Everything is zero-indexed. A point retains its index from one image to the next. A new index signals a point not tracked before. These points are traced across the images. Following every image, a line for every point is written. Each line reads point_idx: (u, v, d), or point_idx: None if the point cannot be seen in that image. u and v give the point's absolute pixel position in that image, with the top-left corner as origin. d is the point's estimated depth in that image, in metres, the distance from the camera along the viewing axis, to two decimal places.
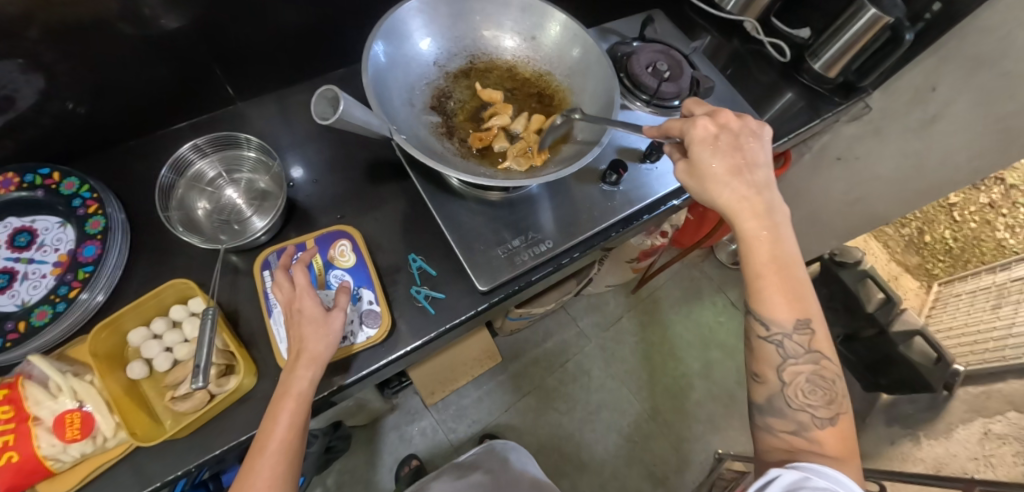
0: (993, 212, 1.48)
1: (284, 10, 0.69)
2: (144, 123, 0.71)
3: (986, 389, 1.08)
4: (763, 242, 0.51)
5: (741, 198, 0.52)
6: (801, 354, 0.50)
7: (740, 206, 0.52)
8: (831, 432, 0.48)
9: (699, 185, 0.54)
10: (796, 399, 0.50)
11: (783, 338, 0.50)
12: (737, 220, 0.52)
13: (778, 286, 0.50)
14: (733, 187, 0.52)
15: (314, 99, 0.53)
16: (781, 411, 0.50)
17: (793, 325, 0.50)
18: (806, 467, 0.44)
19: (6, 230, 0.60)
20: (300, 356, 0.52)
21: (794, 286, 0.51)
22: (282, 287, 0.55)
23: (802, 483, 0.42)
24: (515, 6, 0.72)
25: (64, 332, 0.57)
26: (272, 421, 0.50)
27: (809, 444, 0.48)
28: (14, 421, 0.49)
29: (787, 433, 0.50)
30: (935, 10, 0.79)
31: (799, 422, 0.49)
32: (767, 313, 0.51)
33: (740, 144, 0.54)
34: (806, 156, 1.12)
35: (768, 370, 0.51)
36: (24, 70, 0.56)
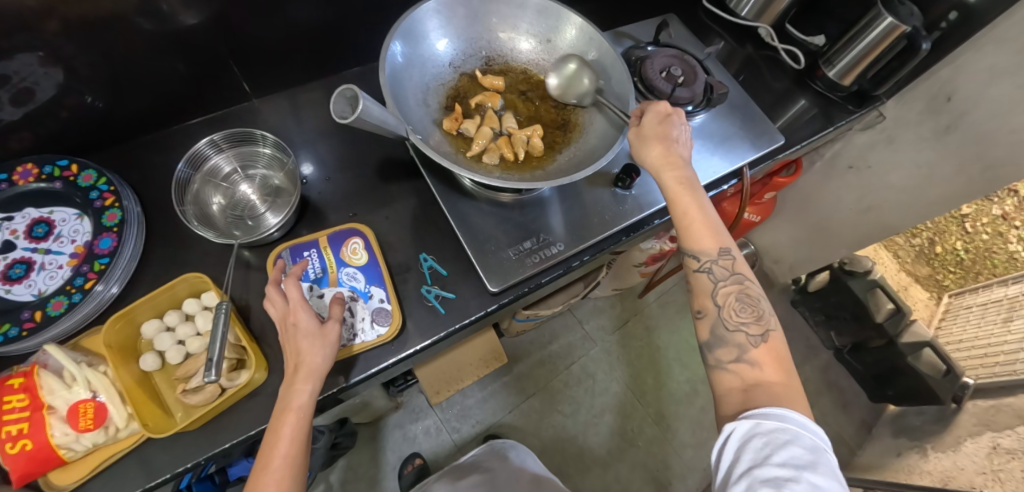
0: (1004, 223, 1.48)
1: (301, 8, 0.70)
2: (161, 117, 0.72)
3: (995, 402, 1.07)
4: (683, 188, 0.58)
5: (665, 155, 0.59)
6: (727, 277, 0.55)
7: (663, 162, 0.59)
8: (765, 350, 0.51)
9: (638, 143, 0.61)
10: (732, 321, 0.53)
11: (712, 265, 0.55)
12: (660, 176, 0.59)
13: (701, 225, 0.56)
14: (660, 146, 0.60)
15: (334, 98, 0.54)
16: (723, 338, 0.53)
17: (717, 252, 0.56)
18: (755, 412, 0.46)
19: (25, 221, 0.61)
20: (298, 369, 0.52)
21: (716, 224, 0.57)
22: (275, 303, 0.55)
23: (753, 432, 0.44)
24: (532, 8, 0.73)
25: (79, 322, 0.57)
26: (274, 438, 0.50)
27: (753, 370, 0.50)
28: (29, 410, 0.50)
29: (732, 361, 0.52)
30: (952, 19, 0.79)
31: (738, 345, 0.52)
32: (695, 248, 0.56)
33: (670, 123, 0.61)
34: (818, 163, 1.15)
35: (706, 301, 0.55)
36: (44, 63, 0.57)
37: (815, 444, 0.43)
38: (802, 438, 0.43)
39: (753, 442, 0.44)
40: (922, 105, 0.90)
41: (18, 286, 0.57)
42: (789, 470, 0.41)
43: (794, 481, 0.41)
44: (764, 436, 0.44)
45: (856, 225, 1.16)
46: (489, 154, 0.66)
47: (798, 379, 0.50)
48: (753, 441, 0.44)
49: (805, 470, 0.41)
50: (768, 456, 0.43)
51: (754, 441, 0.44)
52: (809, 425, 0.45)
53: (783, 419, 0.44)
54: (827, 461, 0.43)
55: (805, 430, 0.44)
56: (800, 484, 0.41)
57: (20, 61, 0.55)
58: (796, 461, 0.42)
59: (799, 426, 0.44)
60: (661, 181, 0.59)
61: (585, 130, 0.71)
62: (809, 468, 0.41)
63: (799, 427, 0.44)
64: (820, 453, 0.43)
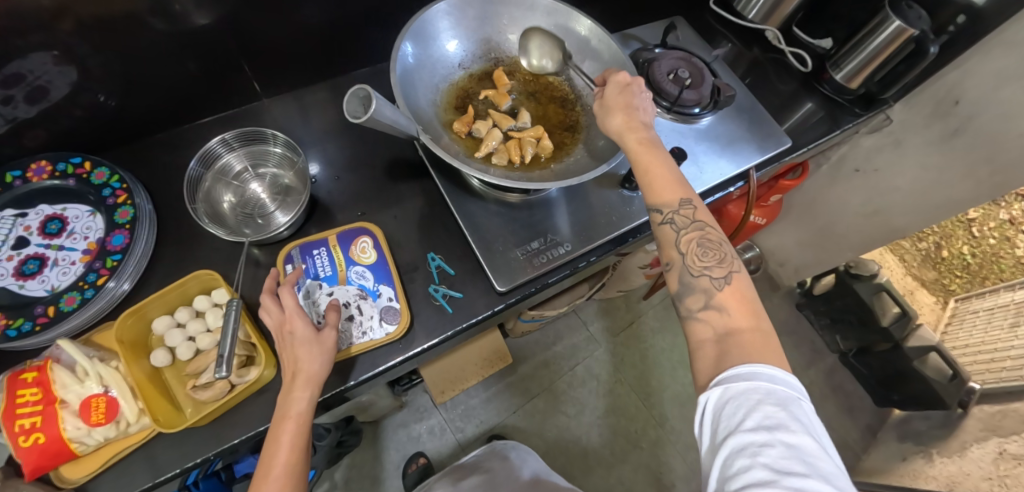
0: (1012, 228, 1.46)
1: (310, 9, 0.70)
2: (172, 116, 0.73)
3: (1001, 408, 1.07)
4: (643, 149, 0.58)
5: (626, 120, 0.60)
6: (688, 225, 0.55)
7: (625, 126, 0.60)
8: (730, 293, 0.51)
9: (602, 113, 0.62)
10: (696, 267, 0.53)
11: (673, 216, 0.55)
12: (623, 138, 0.60)
13: (662, 180, 0.56)
14: (621, 113, 0.61)
15: (347, 98, 0.54)
16: (690, 285, 0.53)
17: (678, 204, 0.55)
18: (725, 376, 0.45)
19: (38, 217, 0.61)
20: (295, 377, 0.52)
21: (677, 178, 0.57)
22: (271, 311, 0.55)
23: (725, 399, 0.44)
24: (541, 10, 0.73)
25: (91, 317, 0.58)
26: (274, 447, 0.50)
27: (722, 317, 0.50)
28: (42, 404, 0.50)
29: (702, 309, 0.51)
30: (959, 22, 0.78)
31: (704, 290, 0.52)
32: (657, 201, 0.56)
33: (631, 93, 0.62)
34: (824, 167, 1.14)
35: (671, 251, 0.55)
36: (58, 62, 0.57)
37: (787, 397, 0.43)
38: (774, 394, 0.43)
39: (725, 409, 0.43)
40: (929, 109, 0.90)
41: (31, 281, 0.58)
42: (762, 433, 0.41)
43: (768, 445, 0.40)
44: (735, 400, 0.43)
45: (862, 229, 1.16)
46: (499, 155, 0.66)
47: (769, 324, 0.49)
48: (725, 409, 0.43)
49: (777, 430, 0.41)
50: (741, 421, 0.42)
51: (727, 407, 0.43)
52: (781, 378, 0.44)
53: (752, 377, 0.44)
54: (799, 413, 0.42)
55: (776, 384, 0.43)
56: (773, 448, 0.40)
57: (35, 59, 0.56)
58: (768, 422, 0.41)
59: (770, 381, 0.43)
60: (624, 142, 0.59)
61: (590, 133, 0.70)
62: (781, 427, 0.41)
63: (770, 383, 0.43)
64: (792, 404, 0.43)
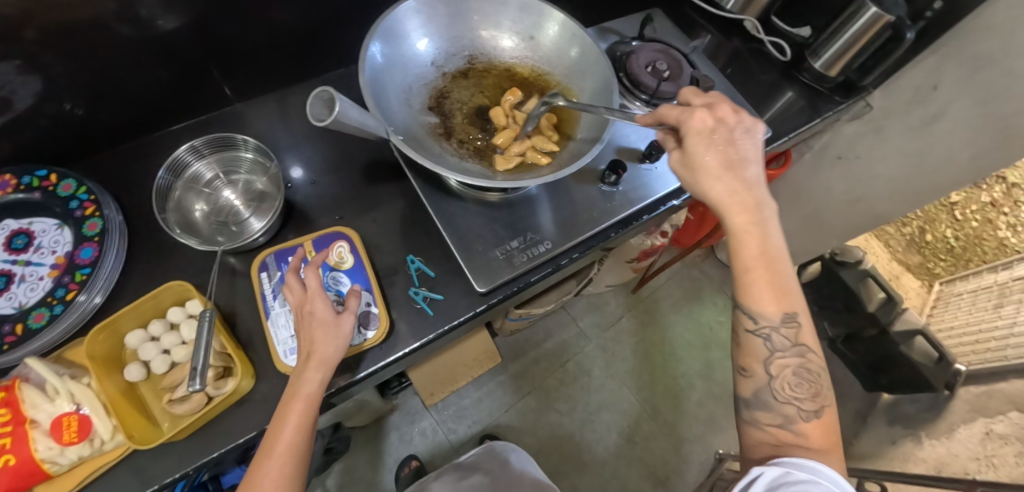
0: (993, 210, 1.45)
1: (281, 10, 0.69)
2: (142, 124, 0.71)
3: (987, 388, 1.08)
4: (752, 237, 0.51)
5: (737, 196, 0.52)
6: (788, 348, 0.51)
7: (734, 203, 0.52)
8: (817, 424, 0.49)
9: (693, 181, 0.54)
10: (783, 392, 0.50)
11: (771, 331, 0.51)
12: (729, 218, 0.53)
13: (766, 286, 0.51)
14: (729, 183, 0.53)
15: (311, 101, 0.53)
16: (768, 405, 0.50)
17: (779, 318, 0.51)
18: (786, 461, 0.46)
19: (4, 232, 0.60)
20: (310, 358, 0.52)
21: (783, 282, 0.51)
22: (293, 290, 0.55)
23: (781, 480, 0.44)
24: (513, 5, 0.72)
25: (62, 334, 0.57)
26: (280, 424, 0.50)
27: (796, 437, 0.49)
28: (11, 425, 0.49)
29: (773, 425, 0.50)
30: (937, 8, 0.78)
31: (786, 415, 0.50)
32: (753, 308, 0.51)
33: (736, 152, 0.54)
34: (807, 155, 1.12)
35: (755, 364, 0.52)
36: (21, 72, 0.56)
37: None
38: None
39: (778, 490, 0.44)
40: (910, 94, 0.90)
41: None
42: None
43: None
44: (793, 485, 0.44)
45: (847, 216, 1.16)
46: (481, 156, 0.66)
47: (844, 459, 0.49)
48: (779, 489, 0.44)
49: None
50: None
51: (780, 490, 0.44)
52: (840, 482, 0.44)
53: (814, 472, 0.44)
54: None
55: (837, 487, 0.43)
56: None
57: None
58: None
59: (830, 481, 0.44)
60: (732, 223, 0.52)
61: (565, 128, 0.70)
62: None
63: (829, 483, 0.43)
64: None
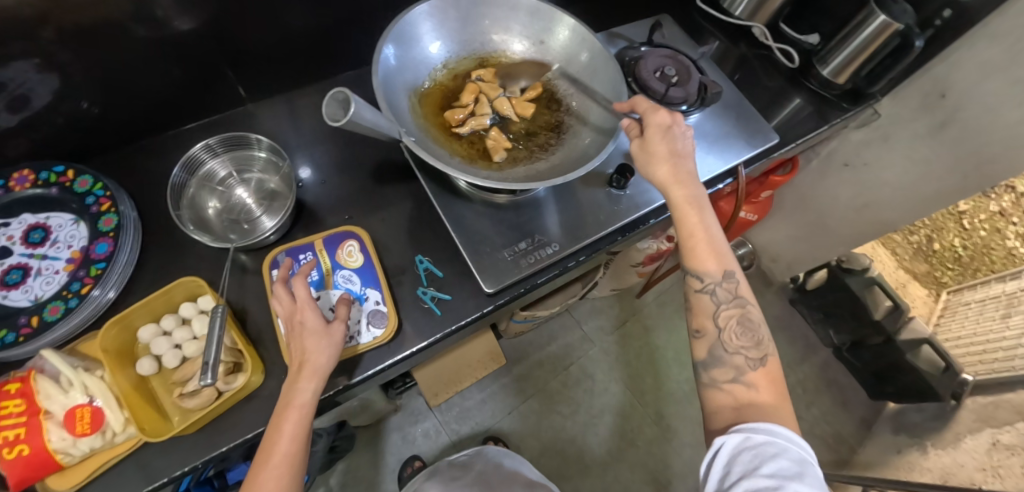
0: (1004, 219, 1.40)
1: (294, 12, 0.70)
2: (157, 123, 0.72)
3: (994, 399, 1.07)
4: (690, 208, 0.57)
5: (672, 174, 0.59)
6: (729, 300, 0.55)
7: (672, 179, 0.59)
8: (762, 374, 0.52)
9: (648, 162, 0.61)
10: (731, 344, 0.54)
11: (715, 288, 0.55)
12: (670, 195, 0.59)
13: (706, 248, 0.56)
14: (668, 164, 0.60)
15: (326, 101, 0.54)
16: (721, 359, 0.53)
17: (721, 275, 0.55)
18: (745, 427, 0.46)
19: (21, 226, 0.61)
20: (302, 367, 0.52)
21: (720, 244, 0.57)
22: (282, 300, 0.55)
23: (743, 446, 0.45)
24: (524, 9, 0.73)
25: (76, 327, 0.57)
26: (276, 434, 0.50)
27: (748, 391, 0.51)
28: (26, 415, 0.49)
29: (728, 382, 0.53)
30: (945, 16, 0.79)
31: (736, 367, 0.53)
32: (699, 269, 0.56)
33: (672, 137, 0.61)
34: (814, 161, 1.15)
35: (706, 322, 0.56)
36: (39, 70, 0.57)
37: (802, 457, 0.44)
38: (790, 451, 0.44)
39: (742, 455, 0.44)
40: (917, 102, 0.90)
41: (15, 291, 0.57)
42: (774, 480, 0.41)
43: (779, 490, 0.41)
44: (752, 449, 0.44)
45: (853, 223, 1.16)
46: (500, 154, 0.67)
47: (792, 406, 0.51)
48: (742, 455, 0.44)
49: (791, 480, 0.41)
50: (756, 467, 0.43)
51: (743, 455, 0.44)
52: (797, 440, 0.45)
53: (771, 433, 0.45)
54: (815, 475, 0.43)
55: (793, 444, 0.44)
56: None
57: (16, 67, 0.55)
58: (782, 472, 0.42)
59: (787, 440, 0.45)
60: (670, 195, 0.59)
61: (573, 132, 0.70)
62: (795, 479, 0.41)
63: (786, 441, 0.44)
64: (808, 466, 0.43)
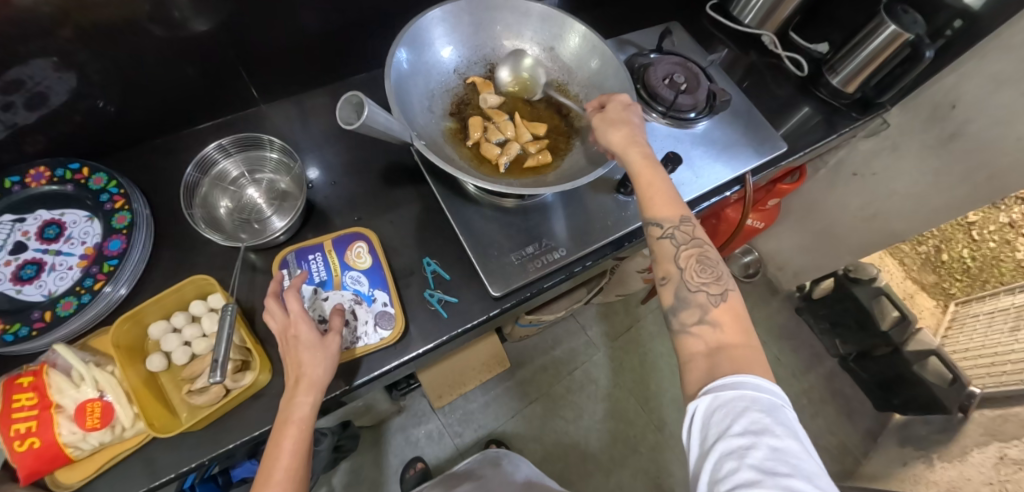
0: (1013, 231, 1.32)
1: (308, 15, 0.71)
2: (171, 122, 0.73)
3: (1002, 412, 1.06)
4: (645, 168, 0.58)
5: (627, 136, 0.60)
6: (688, 242, 0.55)
7: (627, 141, 0.60)
8: (724, 309, 0.51)
9: (600, 126, 0.62)
10: (694, 282, 0.53)
11: (675, 232, 0.56)
12: (624, 153, 0.60)
13: (662, 196, 0.57)
14: (623, 129, 0.61)
15: (341, 104, 0.55)
16: (686, 299, 0.53)
17: (678, 220, 0.56)
18: (714, 385, 0.45)
19: (36, 222, 0.62)
20: (298, 381, 0.52)
21: (674, 192, 0.58)
22: (275, 315, 0.55)
23: (714, 406, 0.44)
24: (536, 16, 0.74)
25: (88, 322, 0.58)
26: (277, 451, 0.50)
27: (714, 331, 0.50)
28: (37, 408, 0.50)
29: (695, 323, 0.51)
30: (956, 27, 0.77)
31: (701, 306, 0.52)
32: (657, 217, 0.56)
33: (631, 111, 0.63)
34: (823, 170, 1.14)
35: (669, 266, 0.55)
36: (58, 68, 0.58)
37: (772, 404, 0.43)
38: (759, 401, 0.43)
39: (714, 416, 0.44)
40: (927, 113, 0.90)
41: (29, 286, 0.58)
42: (747, 438, 0.41)
43: (753, 448, 0.41)
44: (724, 408, 0.44)
45: (861, 233, 1.15)
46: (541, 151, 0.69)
47: (758, 340, 0.49)
48: (715, 415, 0.44)
49: (764, 434, 0.41)
50: (728, 426, 0.43)
51: (715, 415, 0.44)
52: (765, 387, 0.45)
53: (738, 386, 0.44)
54: (783, 419, 0.43)
55: (761, 392, 0.44)
56: (759, 450, 0.41)
57: (34, 65, 0.56)
58: (754, 427, 0.42)
59: (755, 389, 0.44)
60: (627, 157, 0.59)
61: (582, 138, 0.71)
62: (768, 432, 0.41)
63: (755, 391, 0.44)
64: (777, 411, 0.43)
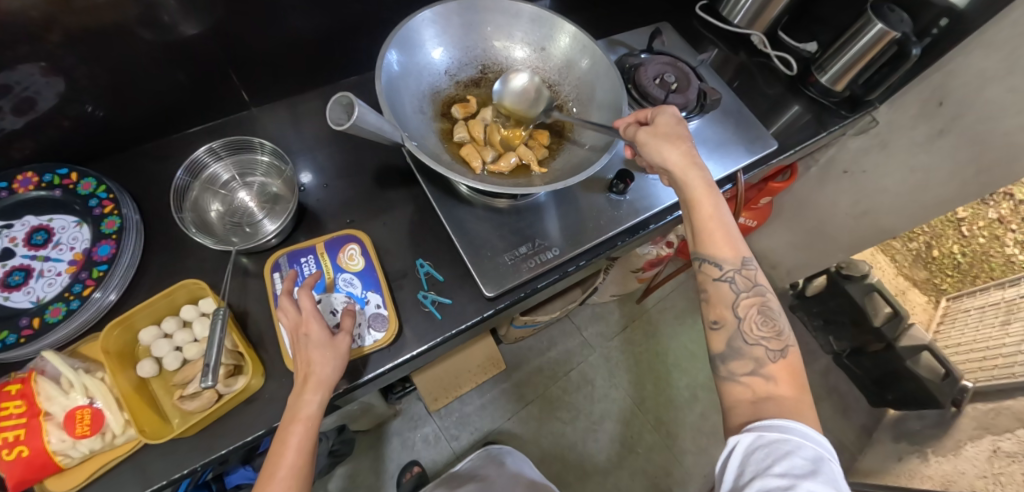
0: (1002, 227, 1.44)
1: (299, 18, 0.71)
2: (161, 127, 0.73)
3: (995, 405, 1.07)
4: (705, 197, 0.57)
5: (687, 161, 0.58)
6: (749, 288, 0.55)
7: (685, 167, 0.58)
8: (782, 366, 0.51)
9: (654, 142, 0.60)
10: (751, 334, 0.53)
11: (734, 274, 0.55)
12: (685, 180, 0.58)
13: (722, 233, 0.56)
14: (681, 151, 0.59)
15: (330, 106, 0.56)
16: (740, 350, 0.52)
17: (739, 262, 0.55)
18: (757, 424, 0.46)
19: (24, 228, 0.61)
20: (307, 379, 0.52)
21: (735, 231, 0.56)
22: (287, 312, 0.55)
23: (756, 444, 0.45)
24: (526, 17, 0.74)
25: (77, 329, 0.58)
26: (282, 448, 0.50)
27: (767, 384, 0.50)
28: (26, 416, 0.50)
29: (746, 374, 0.51)
30: (942, 25, 0.79)
31: (756, 359, 0.52)
32: (717, 255, 0.55)
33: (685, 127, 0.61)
34: (813, 169, 1.15)
35: (725, 312, 0.55)
36: (45, 73, 0.58)
37: (818, 454, 0.43)
38: (805, 448, 0.43)
39: (755, 453, 0.44)
40: (915, 110, 0.91)
41: (17, 292, 0.58)
42: (787, 480, 0.42)
43: (791, 490, 0.41)
44: (766, 447, 0.44)
45: (852, 230, 1.16)
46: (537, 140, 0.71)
47: (811, 396, 0.49)
48: (755, 453, 0.44)
49: (804, 479, 0.41)
50: (769, 466, 0.43)
51: (756, 453, 0.44)
52: (813, 434, 0.45)
53: (785, 430, 0.44)
54: (829, 470, 0.43)
55: (808, 439, 0.44)
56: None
57: (22, 70, 0.56)
58: (796, 471, 0.42)
59: (801, 435, 0.44)
60: (686, 185, 0.58)
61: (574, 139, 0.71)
62: (809, 477, 0.42)
63: (801, 437, 0.44)
64: (823, 462, 0.43)
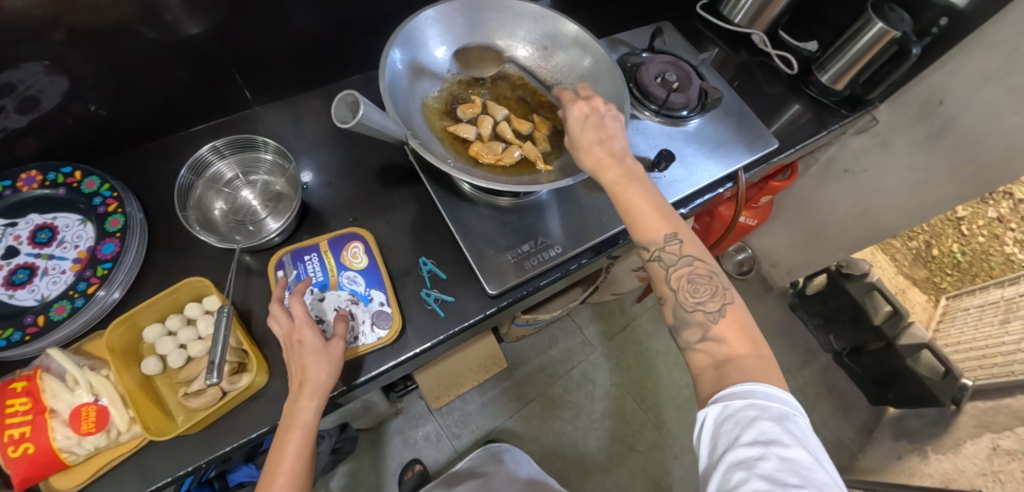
0: (1002, 226, 1.53)
1: (301, 17, 0.71)
2: (164, 126, 0.73)
3: (994, 404, 1.07)
4: (620, 186, 0.56)
5: (599, 153, 0.58)
6: (677, 261, 0.54)
7: (598, 158, 0.57)
8: (727, 324, 0.51)
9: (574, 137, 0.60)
10: (689, 302, 0.53)
11: (661, 253, 0.54)
12: (600, 172, 0.57)
13: (645, 216, 0.54)
14: (592, 142, 0.58)
15: (336, 103, 0.56)
16: (685, 320, 0.52)
17: (663, 240, 0.54)
18: (723, 394, 0.46)
19: (29, 226, 0.62)
20: (302, 386, 0.52)
21: (659, 210, 0.55)
22: (279, 320, 0.55)
23: (723, 416, 0.45)
24: (528, 16, 0.74)
25: (81, 327, 0.58)
26: (280, 455, 0.50)
27: (720, 347, 0.50)
28: (31, 413, 0.50)
29: (699, 341, 0.51)
30: (943, 24, 0.79)
31: (700, 324, 0.51)
32: (642, 238, 0.54)
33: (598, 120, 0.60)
34: (814, 167, 1.15)
35: (664, 288, 0.55)
36: (49, 72, 0.58)
37: (783, 414, 0.43)
38: (770, 411, 0.43)
39: (723, 426, 0.44)
40: (915, 109, 0.91)
41: (21, 290, 0.58)
42: (757, 448, 0.42)
43: (763, 458, 0.41)
44: (733, 417, 0.44)
45: (853, 228, 1.17)
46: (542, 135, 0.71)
47: (768, 350, 0.49)
48: (724, 425, 0.44)
49: (773, 445, 0.42)
50: (738, 436, 0.43)
51: (725, 424, 0.44)
52: (777, 395, 0.45)
53: (749, 395, 0.44)
54: (795, 429, 0.43)
55: (773, 401, 0.44)
56: (769, 461, 0.41)
57: (25, 69, 0.56)
58: (764, 437, 0.42)
59: (767, 399, 0.44)
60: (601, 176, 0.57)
61: None
62: (778, 442, 0.42)
63: (765, 399, 0.44)
64: (789, 420, 0.43)
